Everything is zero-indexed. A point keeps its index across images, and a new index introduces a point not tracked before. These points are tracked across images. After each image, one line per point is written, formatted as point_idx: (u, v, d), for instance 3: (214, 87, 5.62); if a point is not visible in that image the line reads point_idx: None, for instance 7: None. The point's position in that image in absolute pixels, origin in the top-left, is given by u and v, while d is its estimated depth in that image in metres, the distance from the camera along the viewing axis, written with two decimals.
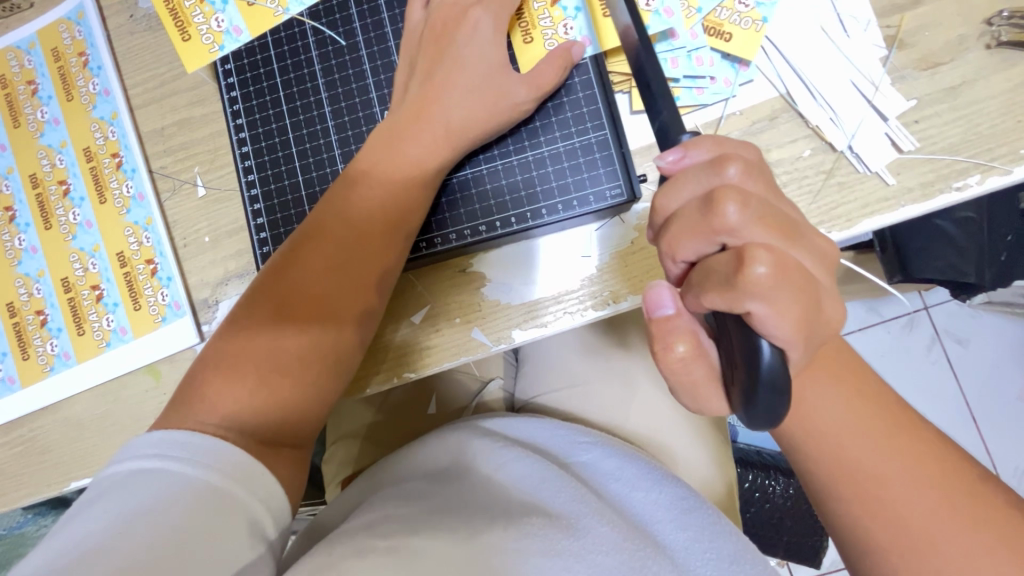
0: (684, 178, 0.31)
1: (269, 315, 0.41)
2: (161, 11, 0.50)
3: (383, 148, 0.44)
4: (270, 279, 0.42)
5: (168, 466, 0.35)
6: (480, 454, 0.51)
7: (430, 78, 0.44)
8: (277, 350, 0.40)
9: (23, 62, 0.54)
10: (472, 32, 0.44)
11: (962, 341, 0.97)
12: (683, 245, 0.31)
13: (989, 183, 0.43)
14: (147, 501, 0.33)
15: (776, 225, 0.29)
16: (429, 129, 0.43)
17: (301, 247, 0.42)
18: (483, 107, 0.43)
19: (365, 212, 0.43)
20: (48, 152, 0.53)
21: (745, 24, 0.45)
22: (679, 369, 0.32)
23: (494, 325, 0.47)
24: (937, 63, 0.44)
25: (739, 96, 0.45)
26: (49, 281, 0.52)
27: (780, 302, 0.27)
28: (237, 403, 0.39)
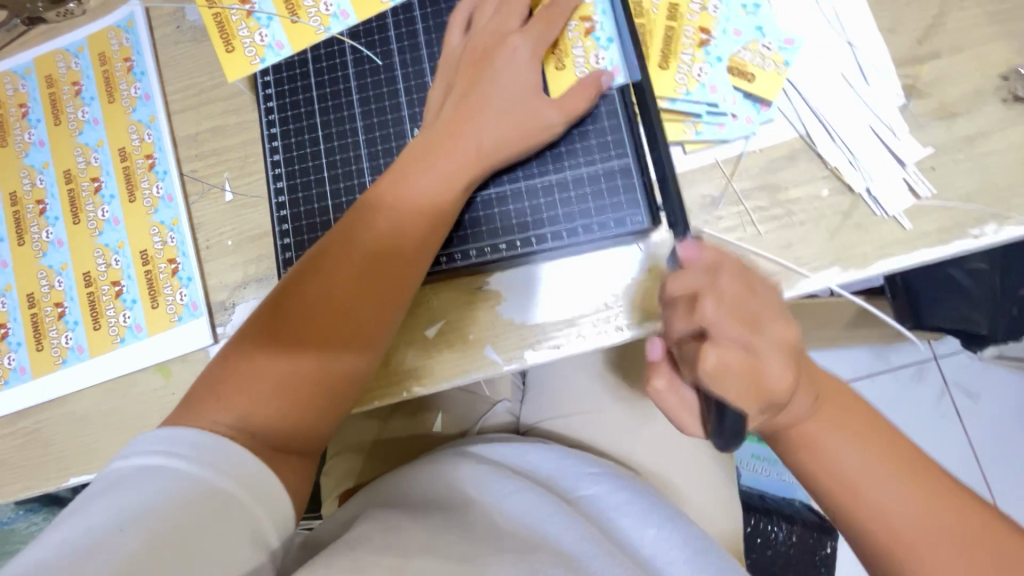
0: (682, 271, 0.35)
1: (290, 317, 0.41)
2: (209, 24, 0.52)
3: (415, 162, 0.45)
4: (295, 282, 0.42)
5: (174, 468, 0.35)
6: (479, 487, 0.50)
7: (464, 97, 0.46)
8: (294, 353, 0.41)
9: (70, 64, 0.56)
10: (507, 58, 0.46)
11: (972, 395, 0.96)
12: (672, 324, 0.36)
13: (1005, 233, 0.43)
14: (151, 504, 0.33)
15: (747, 321, 0.33)
16: (462, 146, 0.45)
17: (327, 253, 0.43)
18: (515, 128, 0.45)
19: (393, 224, 0.43)
20: (84, 150, 0.55)
21: (767, 66, 0.46)
22: (661, 398, 0.40)
23: (506, 344, 0.47)
24: (954, 113, 0.45)
25: (759, 134, 0.46)
26: (71, 275, 0.53)
27: (728, 385, 0.33)
28: (254, 404, 0.39)
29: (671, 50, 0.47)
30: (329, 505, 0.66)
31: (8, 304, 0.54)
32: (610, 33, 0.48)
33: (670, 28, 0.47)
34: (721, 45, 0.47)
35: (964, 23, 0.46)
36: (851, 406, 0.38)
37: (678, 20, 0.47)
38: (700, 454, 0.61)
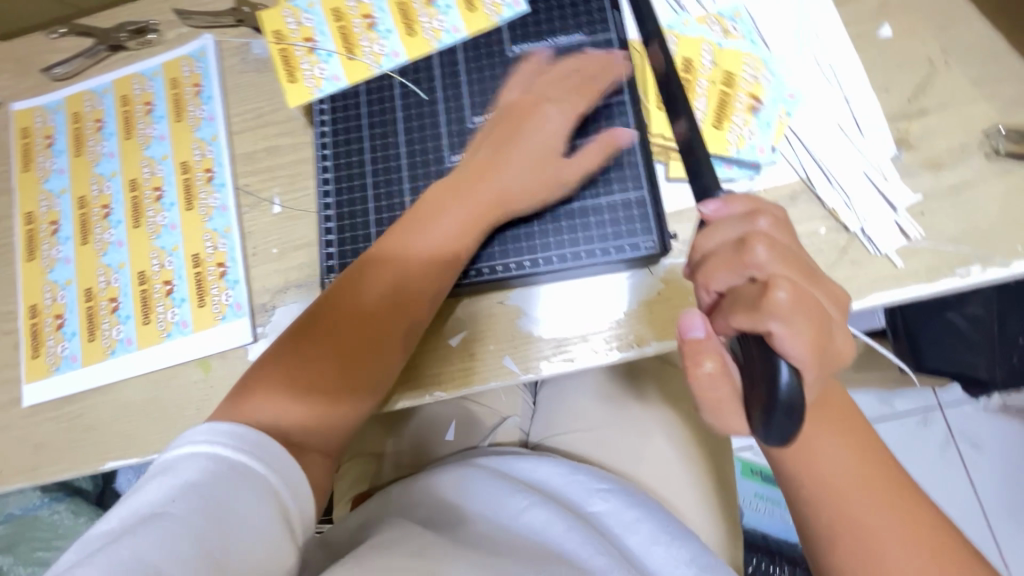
0: (718, 223, 0.32)
1: (323, 330, 0.46)
2: (275, 57, 0.58)
3: (442, 198, 0.50)
4: (332, 298, 0.48)
5: (219, 455, 0.38)
6: (498, 500, 0.53)
7: (499, 149, 0.51)
8: (324, 363, 0.45)
9: (145, 86, 0.63)
10: (539, 125, 0.51)
11: (977, 445, 0.97)
12: (717, 277, 0.31)
13: (989, 274, 0.47)
14: (202, 486, 0.36)
15: (800, 270, 0.30)
16: (488, 188, 0.50)
17: (361, 275, 0.48)
18: (536, 180, 0.50)
19: (419, 253, 0.49)
20: (150, 162, 0.61)
21: (771, 116, 0.51)
22: (705, 386, 0.30)
23: (524, 354, 0.51)
24: (941, 164, 0.50)
25: (762, 175, 0.51)
26: (128, 273, 0.58)
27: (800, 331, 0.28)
28: (291, 408, 0.44)
29: (724, 114, 0.51)
30: (341, 510, 0.69)
31: (67, 296, 0.58)
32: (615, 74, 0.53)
33: (725, 93, 0.52)
34: (761, 140, 0.51)
35: (950, 86, 0.51)
36: (863, 439, 0.40)
37: (734, 88, 0.52)
38: (702, 478, 0.63)
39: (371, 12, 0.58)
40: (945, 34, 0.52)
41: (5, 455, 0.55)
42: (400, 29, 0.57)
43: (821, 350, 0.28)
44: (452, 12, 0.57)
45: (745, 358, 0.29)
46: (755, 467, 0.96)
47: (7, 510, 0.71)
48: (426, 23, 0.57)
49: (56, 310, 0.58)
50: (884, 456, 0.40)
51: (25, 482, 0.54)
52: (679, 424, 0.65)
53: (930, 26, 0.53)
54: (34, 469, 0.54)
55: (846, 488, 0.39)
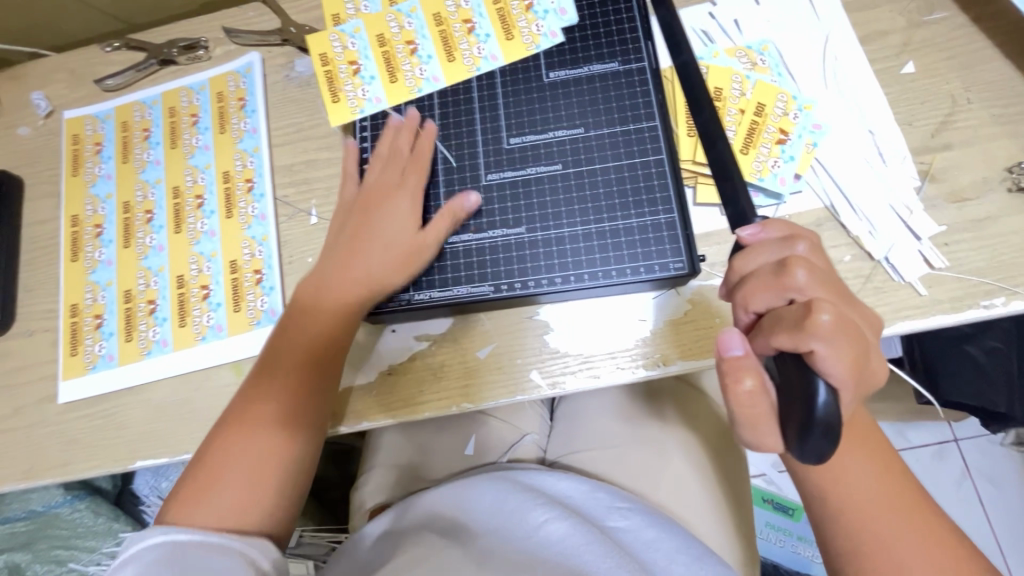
0: (758, 246, 0.33)
1: (236, 440, 0.49)
2: (319, 75, 0.61)
3: (323, 289, 0.52)
4: (239, 410, 0.50)
5: (173, 538, 0.43)
6: (518, 510, 0.53)
7: (354, 235, 0.53)
8: (246, 470, 0.48)
9: (192, 99, 0.66)
10: (385, 208, 0.53)
11: (992, 481, 1.01)
12: (756, 297, 0.32)
13: (1013, 306, 0.47)
14: (169, 559, 0.41)
15: (836, 293, 0.31)
16: (354, 271, 0.52)
17: (262, 379, 0.51)
18: (396, 256, 0.52)
19: (302, 344, 0.51)
20: (193, 171, 0.63)
21: (799, 147, 0.53)
22: (744, 403, 0.31)
23: (550, 368, 0.52)
24: (965, 198, 0.51)
25: (788, 203, 0.52)
26: (166, 277, 0.60)
27: (840, 349, 0.28)
28: (224, 507, 0.47)
29: (752, 141, 0.53)
30: (358, 519, 0.69)
31: (107, 297, 0.60)
32: (488, 31, 0.59)
33: (755, 123, 0.54)
34: (784, 171, 0.52)
35: (972, 123, 0.53)
36: (895, 465, 0.41)
37: (763, 118, 0.54)
38: (720, 501, 0.63)
39: (413, 39, 0.60)
40: (967, 73, 0.54)
41: (39, 450, 0.56)
42: (441, 55, 0.59)
43: (858, 370, 0.29)
44: (490, 41, 0.59)
45: (782, 377, 0.30)
46: (768, 495, 1.03)
47: (28, 507, 0.71)
48: (466, 50, 0.59)
49: (96, 311, 0.60)
50: (910, 480, 0.41)
51: (55, 478, 0.55)
52: (698, 445, 0.65)
53: (953, 64, 0.54)
54: (65, 465, 0.56)
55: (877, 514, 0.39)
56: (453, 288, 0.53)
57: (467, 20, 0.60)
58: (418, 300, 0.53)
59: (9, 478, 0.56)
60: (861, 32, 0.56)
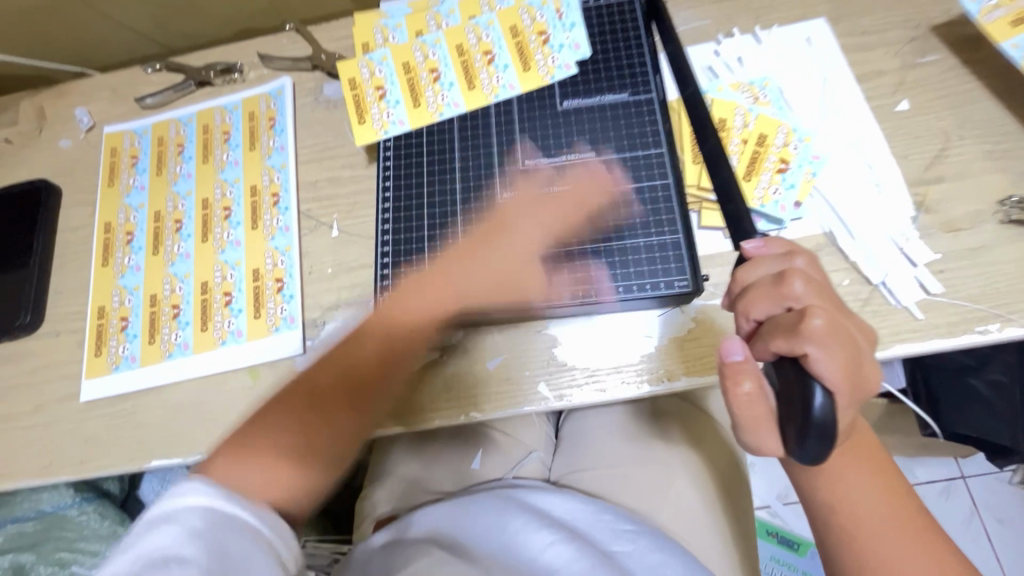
0: (758, 259, 0.35)
1: (289, 408, 0.47)
2: (347, 99, 0.64)
3: (417, 288, 0.55)
4: (302, 391, 0.49)
5: (217, 500, 0.37)
6: (520, 531, 0.53)
7: (484, 237, 0.56)
8: (292, 436, 0.45)
9: (225, 118, 0.70)
10: (517, 232, 0.55)
11: (1000, 519, 1.00)
12: (756, 306, 0.34)
13: (1007, 332, 0.49)
14: (207, 532, 0.35)
15: (833, 303, 0.33)
16: (455, 279, 0.55)
17: (333, 360, 0.51)
18: (502, 288, 0.54)
19: (389, 336, 0.53)
20: (223, 184, 0.66)
21: (800, 175, 0.56)
22: (744, 405, 0.33)
23: (557, 381, 0.54)
24: (959, 228, 0.53)
25: (789, 228, 0.55)
26: (191, 283, 0.63)
27: (835, 352, 0.30)
28: (258, 468, 0.42)
29: (754, 169, 0.56)
30: (362, 530, 0.69)
31: (133, 301, 0.63)
32: (506, 61, 0.63)
33: (757, 152, 0.56)
34: (785, 199, 0.55)
35: (964, 157, 0.55)
36: (897, 483, 0.41)
37: (765, 148, 0.57)
38: (723, 523, 0.64)
39: (436, 67, 0.64)
40: (959, 112, 0.57)
41: (58, 446, 0.58)
42: (462, 83, 0.63)
43: (853, 374, 0.31)
44: (509, 71, 0.62)
45: (782, 383, 0.32)
46: (773, 529, 1.02)
47: (39, 508, 0.72)
48: (485, 79, 0.63)
49: (122, 313, 0.63)
50: (913, 500, 0.41)
51: (71, 475, 0.57)
52: (702, 466, 0.66)
53: (945, 103, 0.58)
54: (82, 462, 0.57)
55: (879, 533, 0.39)
56: None
57: (487, 52, 0.63)
58: None
59: (27, 473, 0.57)
60: (858, 71, 0.60)
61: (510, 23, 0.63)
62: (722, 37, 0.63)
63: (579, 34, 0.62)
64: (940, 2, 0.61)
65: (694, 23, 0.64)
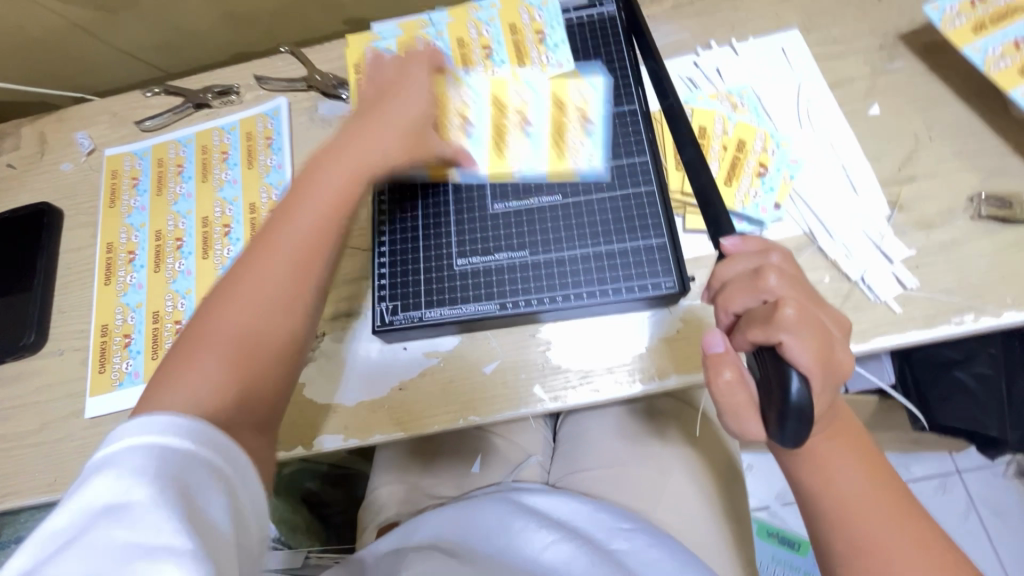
0: (736, 254, 0.37)
1: (218, 312, 0.44)
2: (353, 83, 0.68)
3: (327, 154, 0.51)
4: (228, 286, 0.45)
5: (163, 448, 0.34)
6: (520, 533, 0.54)
7: (361, 123, 0.53)
8: (236, 338, 0.43)
9: (223, 138, 0.72)
10: (402, 90, 0.55)
11: (997, 512, 1.01)
12: (733, 299, 0.36)
13: (982, 323, 0.51)
14: (150, 474, 0.33)
15: (806, 293, 0.35)
16: (367, 147, 0.51)
17: (256, 243, 0.47)
18: (417, 133, 0.54)
19: (298, 223, 0.47)
20: (222, 202, 0.68)
21: (779, 178, 0.58)
22: (725, 393, 0.35)
23: (552, 383, 0.55)
24: (931, 224, 0.55)
25: (770, 230, 0.57)
26: (192, 299, 0.64)
27: (807, 338, 0.32)
28: (201, 367, 0.41)
29: (734, 174, 0.58)
30: (364, 538, 0.70)
31: (136, 318, 0.64)
32: (538, 130, 0.61)
33: (736, 157, 0.59)
34: (765, 201, 0.57)
35: (935, 157, 0.58)
36: (883, 469, 0.43)
37: (744, 153, 0.59)
38: (719, 518, 0.65)
39: (467, 115, 0.62)
40: (929, 114, 0.60)
41: (64, 463, 0.59)
42: (490, 144, 0.61)
43: (825, 360, 0.33)
44: (539, 147, 0.61)
45: (762, 372, 0.34)
46: (773, 529, 1.03)
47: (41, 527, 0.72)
48: (514, 146, 0.61)
49: (125, 330, 0.64)
50: (898, 485, 0.43)
51: None
52: (698, 465, 0.67)
53: (914, 106, 0.60)
54: None
55: (867, 517, 0.41)
56: (463, 306, 0.57)
57: (524, 117, 0.62)
58: (428, 317, 0.57)
59: (33, 491, 0.58)
60: (830, 79, 0.63)
61: (560, 98, 0.62)
62: (700, 49, 0.66)
63: (563, 55, 0.65)
64: (905, 12, 0.65)
65: (673, 37, 0.67)
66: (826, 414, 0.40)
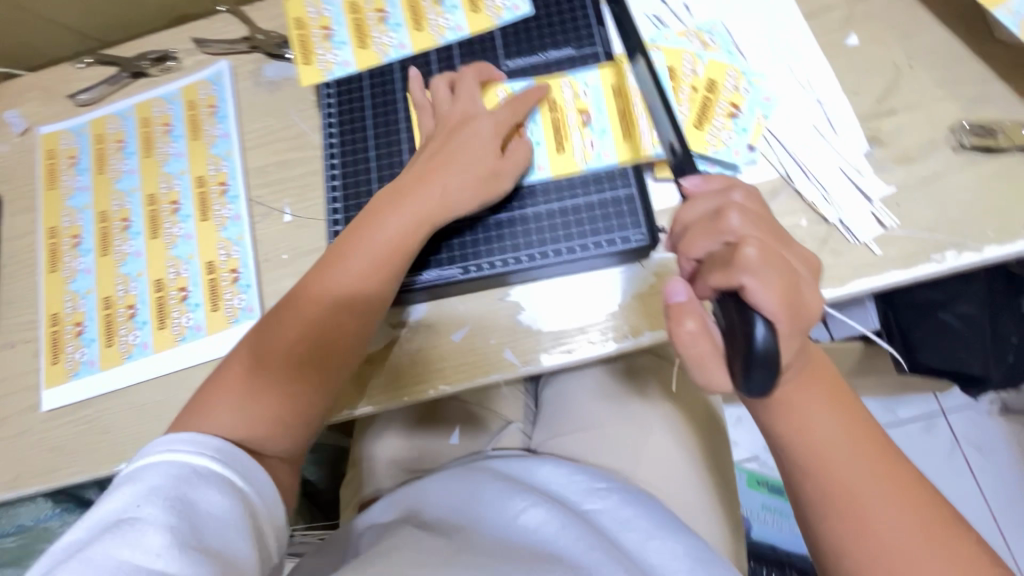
0: (698, 196, 0.35)
1: (275, 359, 0.48)
2: (293, 39, 0.64)
3: (386, 204, 0.52)
4: (284, 333, 0.49)
5: (181, 458, 0.42)
6: (497, 500, 0.53)
7: (433, 165, 0.52)
8: (285, 386, 0.48)
9: (164, 109, 0.67)
10: (470, 132, 0.53)
11: (981, 449, 1.03)
12: (694, 244, 0.34)
13: (964, 258, 0.49)
14: (167, 481, 0.40)
15: (770, 233, 0.33)
16: (423, 197, 0.51)
17: (305, 292, 0.51)
18: (477, 184, 0.52)
19: (345, 282, 0.50)
20: (168, 177, 0.64)
21: (751, 118, 0.55)
22: (688, 343, 0.33)
23: (524, 347, 0.53)
24: (912, 158, 0.53)
25: (744, 173, 0.54)
26: (144, 281, 0.61)
27: (770, 280, 0.30)
28: (250, 406, 0.47)
29: (705, 116, 0.55)
30: (348, 514, 0.70)
31: (87, 305, 0.61)
32: (604, 124, 0.56)
33: (707, 98, 0.55)
34: (738, 143, 0.54)
35: (916, 88, 0.55)
36: (859, 414, 0.42)
37: (715, 94, 0.56)
38: (702, 472, 0.65)
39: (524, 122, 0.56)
40: (910, 42, 0.56)
41: (25, 459, 0.57)
42: (550, 143, 0.56)
43: (791, 303, 0.31)
44: (606, 137, 0.55)
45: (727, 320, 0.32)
46: (762, 478, 1.04)
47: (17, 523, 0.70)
48: (578, 142, 0.56)
49: (76, 318, 0.61)
50: (875, 429, 0.42)
51: (41, 485, 0.56)
52: (680, 421, 0.66)
53: (895, 34, 0.57)
54: (49, 471, 0.56)
55: (841, 466, 0.40)
56: (424, 272, 0.55)
57: (583, 111, 0.56)
58: None
59: None
60: (806, 9, 0.59)
61: (616, 81, 0.57)
62: None
63: None
64: None
65: None
66: (798, 360, 0.38)
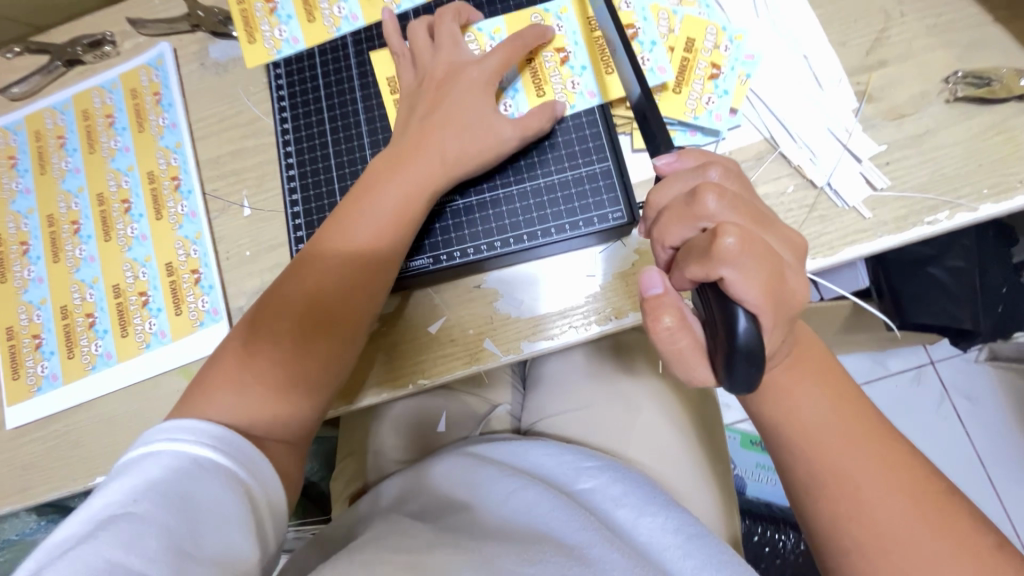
0: (671, 176, 0.35)
1: (277, 338, 0.45)
2: (235, 15, 0.59)
3: (385, 168, 0.49)
4: (285, 312, 0.46)
5: (179, 450, 0.39)
6: (487, 483, 0.52)
7: (432, 124, 0.49)
8: (290, 367, 0.45)
9: (105, 99, 0.62)
10: (462, 85, 0.50)
11: (970, 398, 1.03)
12: (670, 232, 0.32)
13: (957, 219, 0.47)
14: (164, 477, 0.37)
15: (749, 215, 0.31)
16: (424, 158, 0.48)
17: (302, 268, 0.47)
18: (476, 140, 0.49)
19: (347, 252, 0.47)
20: (116, 174, 0.60)
21: (733, 78, 0.51)
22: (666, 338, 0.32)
23: (504, 336, 0.51)
24: (903, 114, 0.50)
25: (727, 139, 0.51)
26: (101, 287, 0.58)
27: (750, 270, 0.28)
28: (253, 390, 0.44)
29: (684, 78, 0.51)
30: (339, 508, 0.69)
31: (43, 316, 0.58)
32: (583, 61, 0.53)
33: (686, 58, 0.52)
34: (719, 107, 0.51)
35: (906, 36, 0.51)
36: (848, 391, 0.41)
37: (693, 53, 0.52)
38: (694, 446, 0.64)
39: None
40: None
41: None
42: (530, 88, 0.53)
43: (775, 293, 0.29)
44: (587, 74, 0.53)
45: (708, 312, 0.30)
46: (755, 438, 1.05)
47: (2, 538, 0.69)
48: (558, 83, 0.53)
49: (33, 331, 0.58)
50: (865, 406, 0.40)
51: (14, 504, 0.54)
52: (669, 397, 0.65)
53: None
54: (21, 489, 0.54)
55: (836, 448, 0.38)
56: None
57: (560, 48, 0.53)
58: None
59: None
60: None
61: (586, 12, 0.54)
62: None
63: None
64: None
65: None
66: (785, 343, 0.37)
